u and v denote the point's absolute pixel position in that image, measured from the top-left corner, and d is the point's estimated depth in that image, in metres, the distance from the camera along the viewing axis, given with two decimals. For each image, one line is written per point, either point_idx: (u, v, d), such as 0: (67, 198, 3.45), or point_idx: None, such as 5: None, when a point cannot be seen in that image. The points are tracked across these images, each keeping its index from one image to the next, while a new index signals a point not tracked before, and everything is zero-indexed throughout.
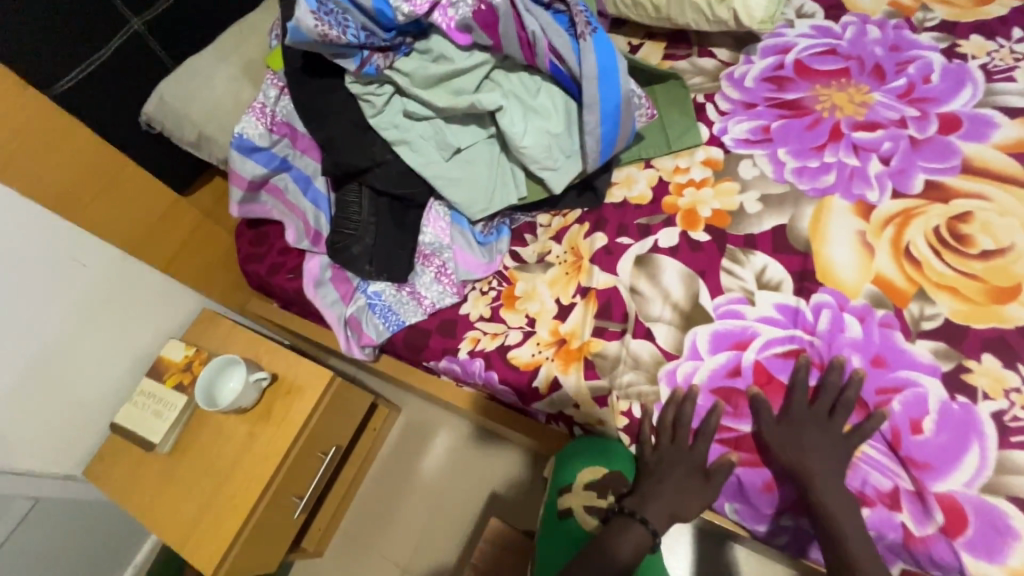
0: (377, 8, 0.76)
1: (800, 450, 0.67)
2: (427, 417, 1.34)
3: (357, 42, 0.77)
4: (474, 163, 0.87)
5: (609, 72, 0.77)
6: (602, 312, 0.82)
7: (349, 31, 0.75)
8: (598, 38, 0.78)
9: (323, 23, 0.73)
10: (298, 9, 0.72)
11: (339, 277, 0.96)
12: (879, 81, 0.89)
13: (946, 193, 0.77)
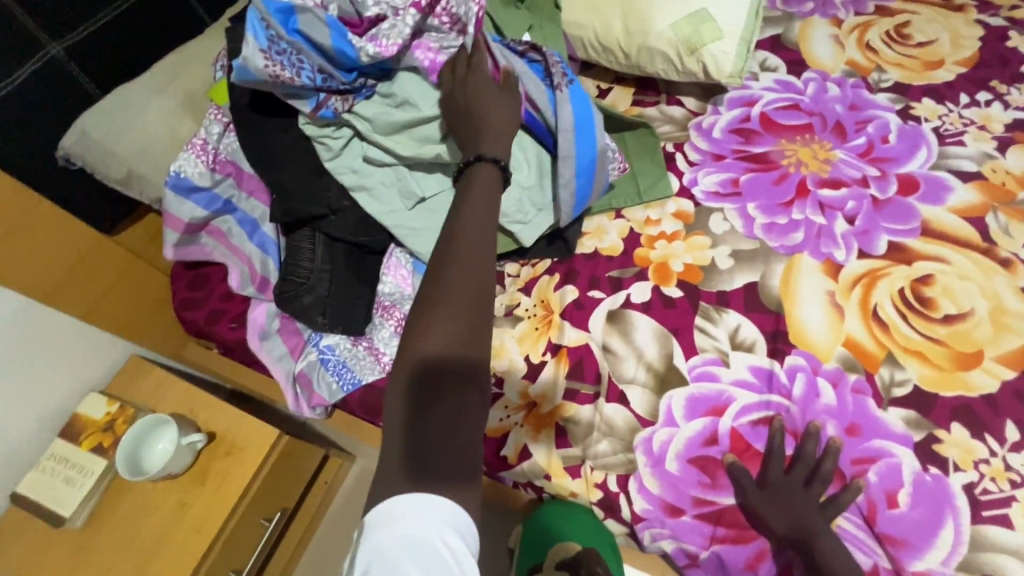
0: (338, 50, 0.71)
1: (779, 525, 0.65)
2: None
3: (312, 85, 0.72)
4: (439, 213, 0.81)
5: (584, 124, 0.77)
6: (573, 372, 0.78)
7: (304, 70, 0.71)
8: (574, 91, 0.78)
9: (275, 64, 0.68)
10: (247, 46, 0.66)
11: (288, 329, 0.88)
12: (841, 139, 0.91)
13: (908, 255, 0.79)
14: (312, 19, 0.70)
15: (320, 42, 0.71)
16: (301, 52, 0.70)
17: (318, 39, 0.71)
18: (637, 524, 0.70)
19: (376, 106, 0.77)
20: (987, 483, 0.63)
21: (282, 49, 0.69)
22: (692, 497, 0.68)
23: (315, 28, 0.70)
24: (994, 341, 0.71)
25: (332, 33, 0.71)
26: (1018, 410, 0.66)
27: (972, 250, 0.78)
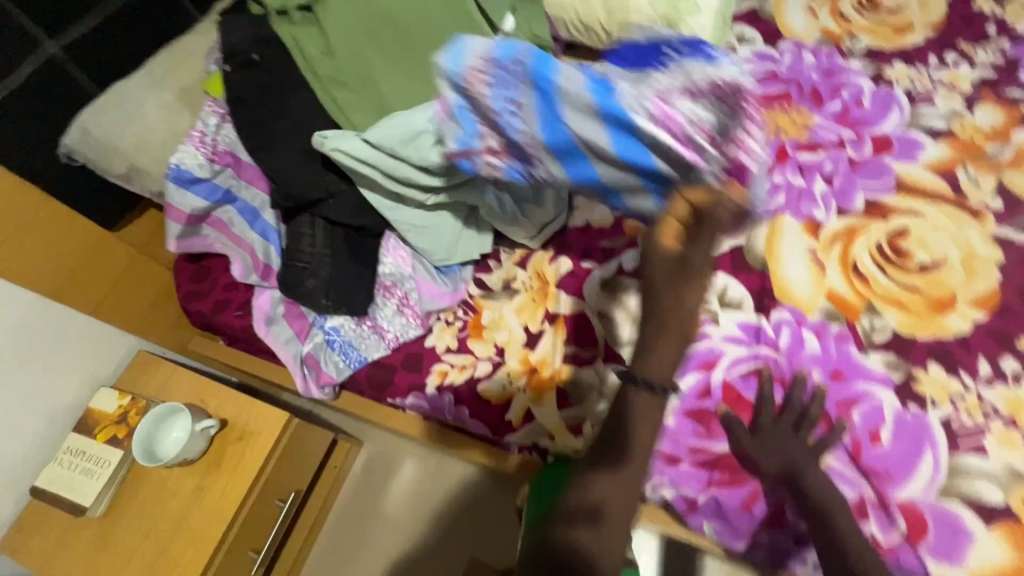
0: (561, 102, 0.61)
1: (767, 463, 0.69)
2: (393, 448, 1.28)
3: (496, 111, 0.65)
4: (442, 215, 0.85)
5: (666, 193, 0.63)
6: (571, 338, 0.81)
7: (507, 123, 0.66)
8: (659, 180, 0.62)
9: (484, 70, 0.64)
10: (480, 40, 0.64)
11: (293, 313, 0.91)
12: (817, 105, 0.94)
13: (884, 210, 0.82)
14: (522, 89, 0.63)
15: (524, 111, 0.64)
16: (513, 126, 0.65)
17: (569, 121, 0.62)
18: None
19: (425, 116, 0.74)
20: (962, 416, 0.67)
21: (483, 120, 0.68)
22: (687, 447, 0.72)
23: (591, 129, 0.61)
24: (967, 286, 0.75)
25: (542, 101, 0.63)
26: (990, 348, 0.70)
27: (945, 202, 0.81)
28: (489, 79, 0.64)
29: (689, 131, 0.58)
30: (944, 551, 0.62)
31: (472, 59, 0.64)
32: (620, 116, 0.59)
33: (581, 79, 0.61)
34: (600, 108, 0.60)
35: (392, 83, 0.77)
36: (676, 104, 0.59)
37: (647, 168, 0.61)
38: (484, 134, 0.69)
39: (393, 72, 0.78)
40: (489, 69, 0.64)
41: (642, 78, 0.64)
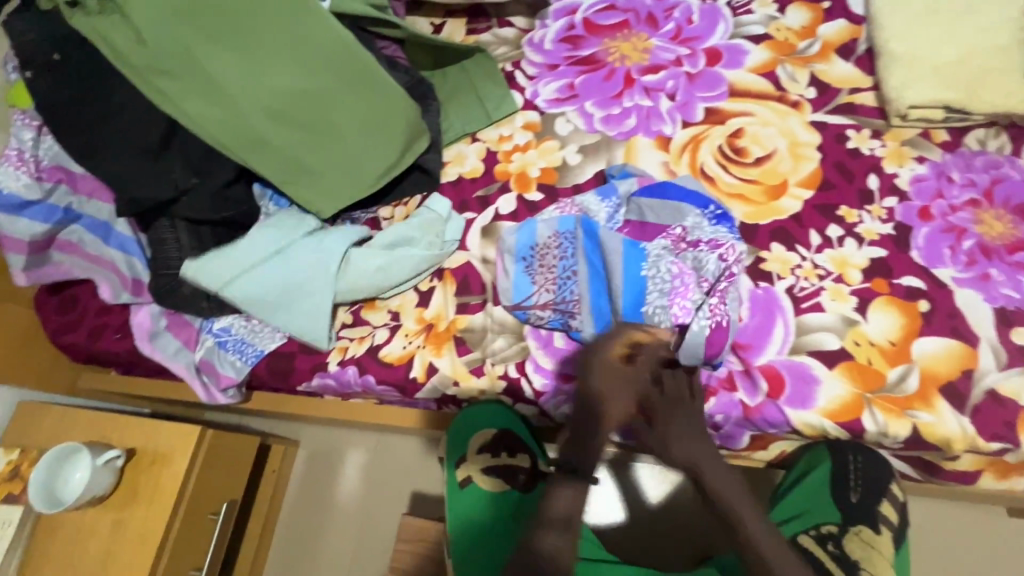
0: (586, 279, 0.76)
1: None
2: (336, 441, 1.27)
3: (556, 295, 0.77)
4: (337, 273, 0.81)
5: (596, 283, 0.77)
6: (461, 288, 0.83)
7: (563, 285, 0.77)
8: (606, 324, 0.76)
9: (551, 243, 0.79)
10: (550, 219, 0.80)
11: (177, 323, 0.87)
12: (654, 28, 0.98)
13: (721, 116, 0.89)
14: (578, 244, 0.78)
15: (579, 276, 0.76)
16: (573, 267, 0.77)
17: (609, 273, 0.76)
18: (540, 398, 0.78)
19: (308, 255, 0.81)
20: (801, 283, 0.76)
21: (541, 281, 0.77)
22: (580, 363, 0.77)
23: (651, 286, 0.75)
24: (795, 170, 0.83)
25: (593, 275, 0.77)
26: (818, 220, 0.80)
27: (770, 99, 0.89)
28: (557, 247, 0.78)
29: (705, 294, 0.74)
30: (798, 399, 0.71)
31: (538, 236, 0.79)
32: (637, 274, 0.75)
33: (615, 246, 0.76)
34: (625, 263, 0.75)
35: (220, 65, 0.74)
36: (685, 278, 0.74)
37: (638, 323, 0.74)
38: (540, 280, 0.78)
39: (216, 52, 0.74)
40: (556, 238, 0.79)
41: (667, 214, 0.80)
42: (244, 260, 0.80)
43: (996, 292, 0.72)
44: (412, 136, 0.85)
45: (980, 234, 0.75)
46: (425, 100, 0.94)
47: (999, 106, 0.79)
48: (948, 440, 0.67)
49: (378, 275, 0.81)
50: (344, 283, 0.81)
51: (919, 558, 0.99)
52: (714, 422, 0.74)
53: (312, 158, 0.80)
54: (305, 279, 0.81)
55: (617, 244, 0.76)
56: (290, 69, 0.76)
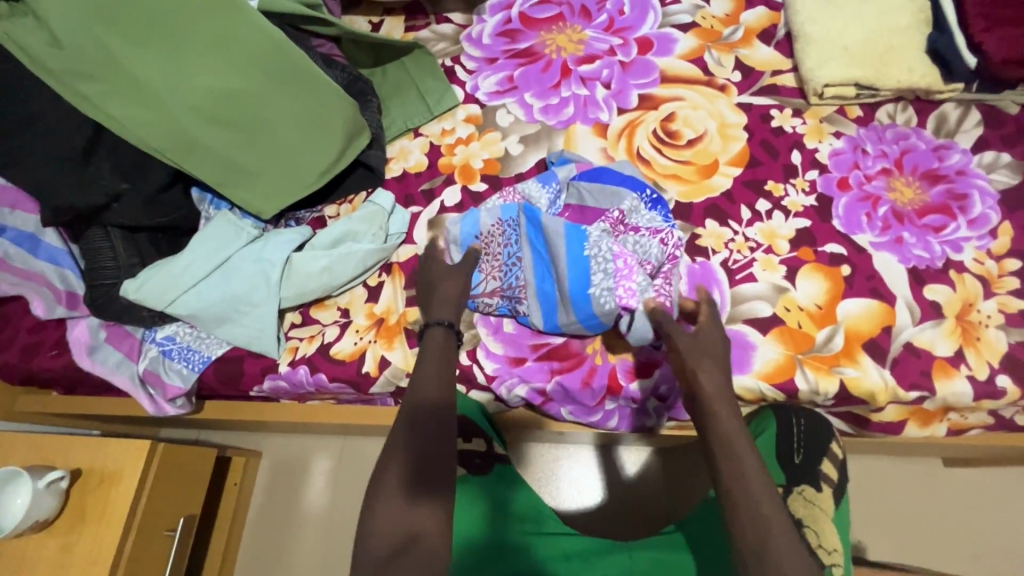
0: (533, 264, 0.77)
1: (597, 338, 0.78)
2: (301, 449, 1.25)
3: (502, 281, 0.78)
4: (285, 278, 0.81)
5: (544, 271, 0.77)
6: (410, 281, 0.84)
7: (510, 273, 0.78)
8: (550, 308, 0.76)
9: (495, 231, 0.80)
10: (491, 209, 0.80)
11: (119, 334, 0.84)
12: (588, 20, 1.01)
13: (654, 102, 0.93)
14: (522, 231, 0.78)
15: (524, 263, 0.77)
16: (517, 253, 0.78)
17: (554, 258, 0.76)
18: (493, 383, 0.79)
19: (248, 265, 0.80)
20: (734, 255, 0.80)
21: (488, 269, 0.78)
22: (529, 346, 0.79)
23: (593, 274, 0.74)
24: (725, 150, 0.87)
25: (539, 263, 0.77)
26: (748, 196, 0.84)
27: (699, 84, 0.93)
28: (501, 236, 0.79)
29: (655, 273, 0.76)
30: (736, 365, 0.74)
31: (481, 227, 0.80)
32: (580, 259, 0.74)
33: (559, 231, 0.75)
34: (569, 247, 0.75)
35: (145, 66, 0.73)
36: (626, 261, 0.74)
37: (585, 310, 0.74)
38: (489, 270, 0.79)
39: (140, 53, 0.72)
40: (499, 227, 0.79)
41: (607, 195, 0.82)
42: (184, 277, 0.79)
43: (909, 253, 0.77)
44: (353, 133, 0.85)
45: (892, 201, 0.80)
46: (364, 98, 0.93)
47: (904, 81, 0.84)
48: (872, 393, 0.71)
49: (325, 275, 0.81)
50: (290, 287, 0.80)
51: (868, 512, 1.05)
52: (659, 394, 0.77)
53: (250, 157, 0.80)
54: (248, 288, 0.79)
55: (562, 229, 0.75)
56: (220, 68, 0.75)
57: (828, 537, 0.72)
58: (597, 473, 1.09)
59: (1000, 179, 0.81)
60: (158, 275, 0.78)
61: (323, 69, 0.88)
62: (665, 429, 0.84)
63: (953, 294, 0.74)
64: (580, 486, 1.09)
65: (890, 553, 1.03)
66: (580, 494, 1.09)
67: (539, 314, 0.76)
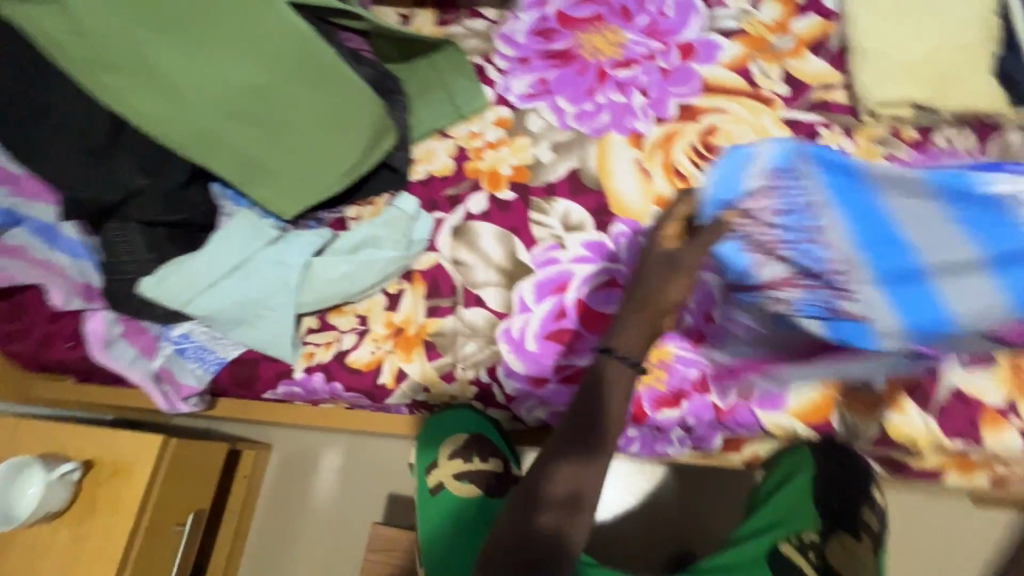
0: (850, 229, 0.60)
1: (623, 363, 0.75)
2: (312, 444, 1.24)
3: (810, 260, 0.61)
4: (305, 283, 0.79)
5: (891, 245, 0.59)
6: (430, 291, 0.81)
7: (805, 251, 0.61)
8: (899, 295, 0.59)
9: (767, 188, 0.62)
10: (764, 147, 0.61)
11: (134, 329, 0.83)
12: (627, 21, 0.96)
13: (695, 113, 0.88)
14: (816, 188, 0.61)
15: (829, 233, 0.60)
16: (815, 226, 0.61)
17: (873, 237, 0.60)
18: (512, 403, 0.78)
19: (267, 267, 0.79)
20: None
21: (763, 252, 0.63)
22: (552, 367, 0.76)
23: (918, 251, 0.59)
24: None
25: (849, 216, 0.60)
26: None
27: (743, 96, 0.88)
28: (775, 194, 0.62)
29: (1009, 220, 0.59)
30: (768, 401, 0.71)
31: (746, 185, 0.62)
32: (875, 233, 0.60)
33: (937, 210, 0.58)
34: (934, 192, 0.58)
35: (167, 57, 0.70)
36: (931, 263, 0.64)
37: (922, 318, 0.58)
38: (761, 251, 0.63)
39: (163, 44, 0.69)
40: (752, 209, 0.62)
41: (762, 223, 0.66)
42: (202, 277, 0.77)
43: None
44: (379, 134, 0.82)
45: None
46: (391, 96, 0.90)
47: (966, 104, 0.79)
48: (914, 439, 0.68)
49: (345, 282, 0.79)
50: (309, 292, 0.79)
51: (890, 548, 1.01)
52: (684, 425, 0.74)
53: (273, 155, 0.78)
54: (266, 292, 0.78)
55: (952, 206, 0.58)
56: (244, 61, 0.72)
57: None
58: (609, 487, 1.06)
59: None
60: (175, 273, 0.76)
61: (350, 66, 0.85)
62: (689, 457, 0.82)
63: None
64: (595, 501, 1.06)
65: None
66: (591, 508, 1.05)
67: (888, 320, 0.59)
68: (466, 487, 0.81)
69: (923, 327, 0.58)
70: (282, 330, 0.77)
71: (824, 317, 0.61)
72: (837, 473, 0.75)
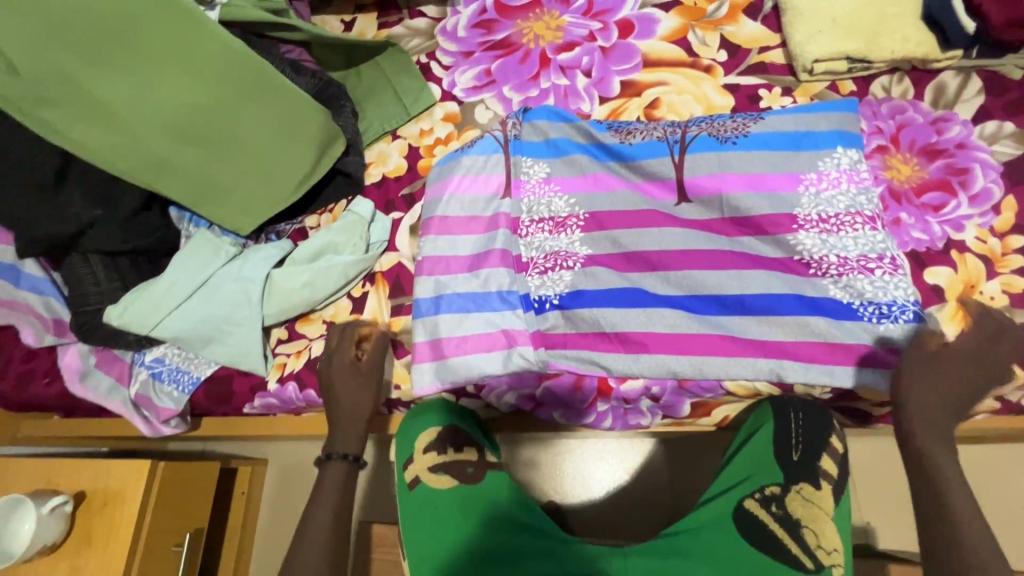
0: (525, 303, 0.76)
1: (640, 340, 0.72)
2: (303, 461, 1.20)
3: (535, 289, 0.77)
4: (268, 294, 0.79)
5: (476, 261, 0.80)
6: (395, 291, 0.82)
7: (506, 294, 0.78)
8: (518, 146, 0.84)
9: (482, 317, 0.77)
10: (440, 321, 0.77)
11: (108, 359, 0.84)
12: (565, 4, 0.96)
13: (637, 88, 0.90)
14: (457, 291, 0.78)
15: (491, 287, 0.78)
16: (536, 254, 0.79)
17: (699, 320, 0.72)
18: (481, 391, 0.77)
19: (228, 284, 0.79)
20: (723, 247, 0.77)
21: (530, 227, 0.80)
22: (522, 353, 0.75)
23: (771, 281, 0.72)
24: None
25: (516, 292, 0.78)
26: None
27: (683, 66, 0.90)
28: (488, 304, 0.77)
29: (553, 220, 0.80)
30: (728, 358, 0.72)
31: (448, 310, 0.77)
32: (724, 297, 0.72)
33: (573, 166, 0.82)
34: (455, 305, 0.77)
35: (104, 83, 0.70)
36: (807, 179, 0.75)
37: (534, 147, 0.84)
38: (552, 225, 0.80)
39: (100, 73, 0.69)
40: (468, 291, 0.78)
41: (475, 191, 0.83)
42: (166, 300, 0.77)
43: (908, 236, 0.74)
44: (328, 140, 0.84)
45: (889, 179, 0.77)
46: (338, 103, 0.90)
47: (898, 51, 0.79)
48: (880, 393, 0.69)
49: (306, 290, 0.79)
50: (272, 304, 0.79)
51: (876, 494, 1.03)
52: (651, 395, 0.74)
53: (221, 173, 0.78)
54: (230, 308, 0.78)
55: (528, 302, 0.76)
56: (182, 83, 0.73)
57: (827, 536, 0.70)
58: (608, 466, 1.09)
59: (1003, 150, 0.76)
60: (139, 297, 0.77)
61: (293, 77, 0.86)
62: (662, 424, 0.82)
63: (955, 275, 0.71)
64: (584, 480, 1.10)
65: (900, 532, 1.02)
66: (587, 488, 1.09)
67: (535, 135, 0.84)
68: (444, 479, 0.77)
69: (550, 152, 0.83)
70: (248, 345, 0.78)
71: (529, 210, 0.81)
72: (794, 429, 0.74)
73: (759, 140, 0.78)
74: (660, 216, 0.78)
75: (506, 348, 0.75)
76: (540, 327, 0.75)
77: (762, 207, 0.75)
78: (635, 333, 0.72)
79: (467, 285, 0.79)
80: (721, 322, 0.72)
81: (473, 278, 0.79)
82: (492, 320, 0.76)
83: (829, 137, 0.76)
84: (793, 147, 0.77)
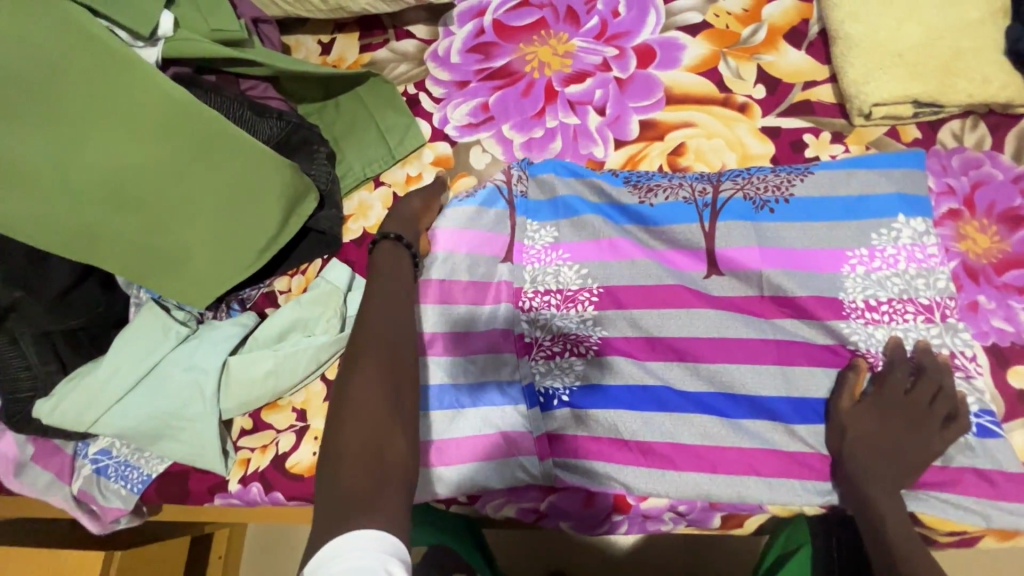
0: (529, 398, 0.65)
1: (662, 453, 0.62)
2: (263, 534, 1.06)
3: (540, 381, 0.65)
4: (226, 384, 0.68)
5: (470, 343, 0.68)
6: None
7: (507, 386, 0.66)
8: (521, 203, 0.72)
9: (479, 413, 0.66)
10: (431, 418, 0.65)
11: (46, 449, 0.73)
12: (575, 26, 0.82)
13: (659, 130, 0.77)
14: (449, 379, 0.67)
15: (488, 377, 0.67)
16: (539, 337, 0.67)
17: (730, 429, 0.61)
18: (475, 501, 0.66)
19: (177, 373, 0.68)
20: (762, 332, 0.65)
21: (536, 303, 0.68)
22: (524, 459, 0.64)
23: (811, 377, 0.61)
24: None
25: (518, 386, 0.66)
26: None
27: (713, 104, 0.76)
28: (482, 397, 0.66)
29: (560, 293, 0.68)
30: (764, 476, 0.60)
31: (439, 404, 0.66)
32: (760, 401, 0.61)
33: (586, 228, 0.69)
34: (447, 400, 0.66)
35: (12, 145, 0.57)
36: (852, 257, 0.63)
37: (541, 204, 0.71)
38: (560, 299, 0.68)
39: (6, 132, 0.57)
40: (461, 381, 0.67)
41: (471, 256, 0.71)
42: (107, 391, 0.66)
43: (987, 325, 0.62)
44: (296, 197, 0.71)
45: (964, 253, 0.64)
46: (310, 147, 0.76)
47: (976, 95, 0.66)
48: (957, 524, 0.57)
49: (270, 380, 0.68)
50: (229, 396, 0.68)
51: None
52: (676, 510, 0.63)
53: (168, 242, 0.66)
54: (181, 402, 0.67)
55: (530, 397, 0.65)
56: (112, 142, 0.61)
57: None
58: None
59: None
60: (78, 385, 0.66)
61: (255, 120, 0.73)
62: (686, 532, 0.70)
63: None
64: None
65: None
66: None
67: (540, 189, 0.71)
68: None
69: (558, 211, 0.70)
70: (203, 442, 0.67)
71: (533, 279, 0.69)
72: (833, 559, 0.62)
73: (806, 204, 0.65)
74: (688, 295, 0.65)
75: (504, 456, 0.64)
76: (545, 428, 0.64)
77: (811, 284, 0.63)
78: (657, 445, 0.62)
79: (457, 372, 0.67)
80: (752, 429, 0.61)
81: (466, 364, 0.67)
82: (486, 418, 0.65)
83: (887, 201, 0.64)
84: (838, 216, 0.64)
